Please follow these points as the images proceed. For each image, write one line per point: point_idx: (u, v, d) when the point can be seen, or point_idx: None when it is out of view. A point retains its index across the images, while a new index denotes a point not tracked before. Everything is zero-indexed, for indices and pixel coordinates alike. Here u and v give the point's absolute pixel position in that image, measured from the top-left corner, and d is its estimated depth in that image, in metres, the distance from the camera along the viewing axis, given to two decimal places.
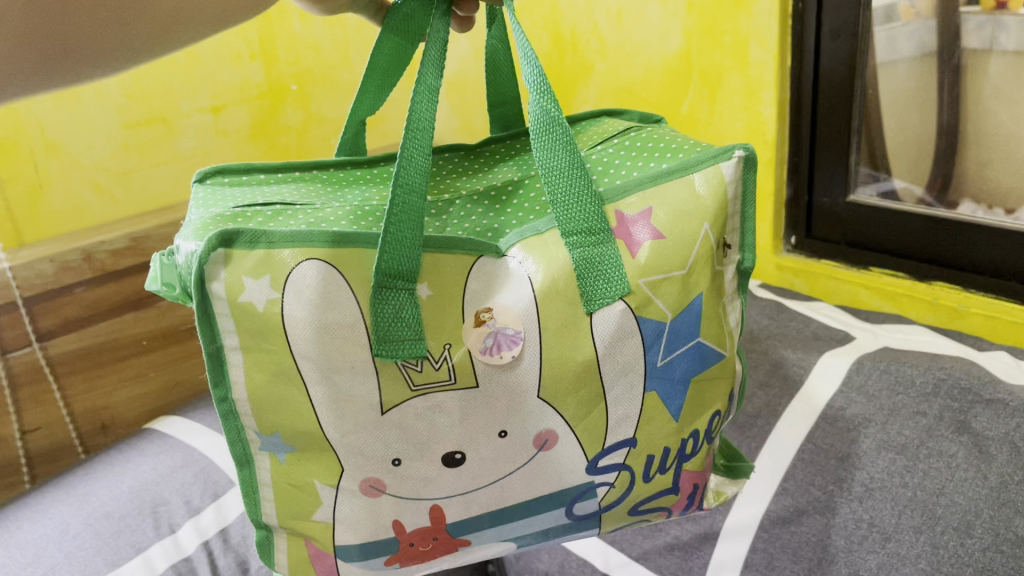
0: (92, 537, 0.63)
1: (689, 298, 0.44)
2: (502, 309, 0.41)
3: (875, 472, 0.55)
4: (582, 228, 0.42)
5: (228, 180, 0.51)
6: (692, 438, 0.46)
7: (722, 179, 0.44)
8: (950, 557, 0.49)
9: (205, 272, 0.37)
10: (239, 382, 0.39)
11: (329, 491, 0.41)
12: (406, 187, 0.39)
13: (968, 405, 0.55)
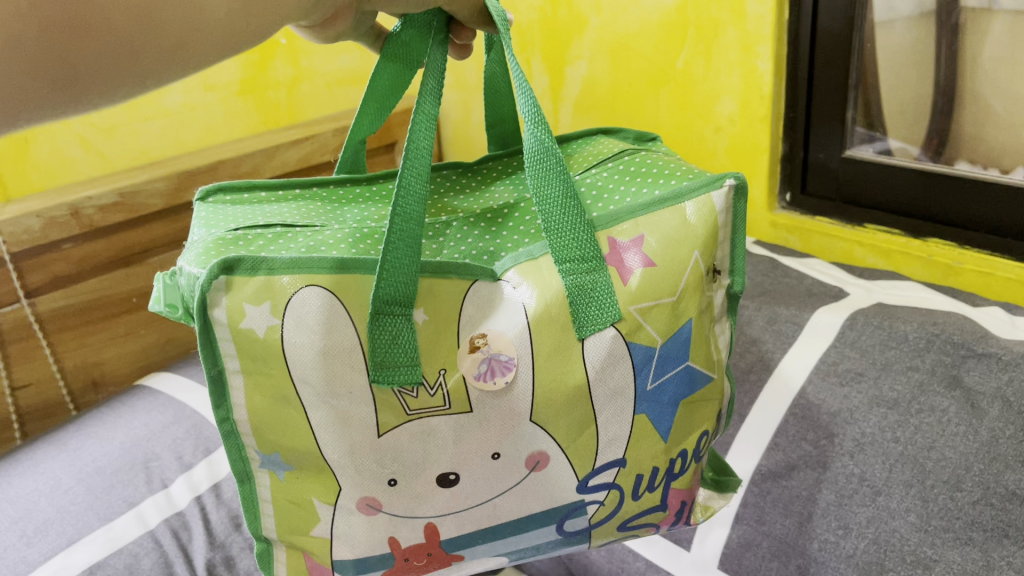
0: (85, 492, 0.64)
1: (679, 323, 0.44)
2: (495, 335, 0.41)
3: (866, 427, 0.55)
4: (575, 256, 0.41)
5: (230, 201, 0.50)
6: (681, 457, 0.47)
7: (713, 209, 0.44)
8: (939, 511, 0.50)
9: (207, 299, 0.38)
10: (240, 404, 0.39)
11: (327, 509, 0.42)
12: (403, 216, 0.39)
13: (960, 360, 0.54)
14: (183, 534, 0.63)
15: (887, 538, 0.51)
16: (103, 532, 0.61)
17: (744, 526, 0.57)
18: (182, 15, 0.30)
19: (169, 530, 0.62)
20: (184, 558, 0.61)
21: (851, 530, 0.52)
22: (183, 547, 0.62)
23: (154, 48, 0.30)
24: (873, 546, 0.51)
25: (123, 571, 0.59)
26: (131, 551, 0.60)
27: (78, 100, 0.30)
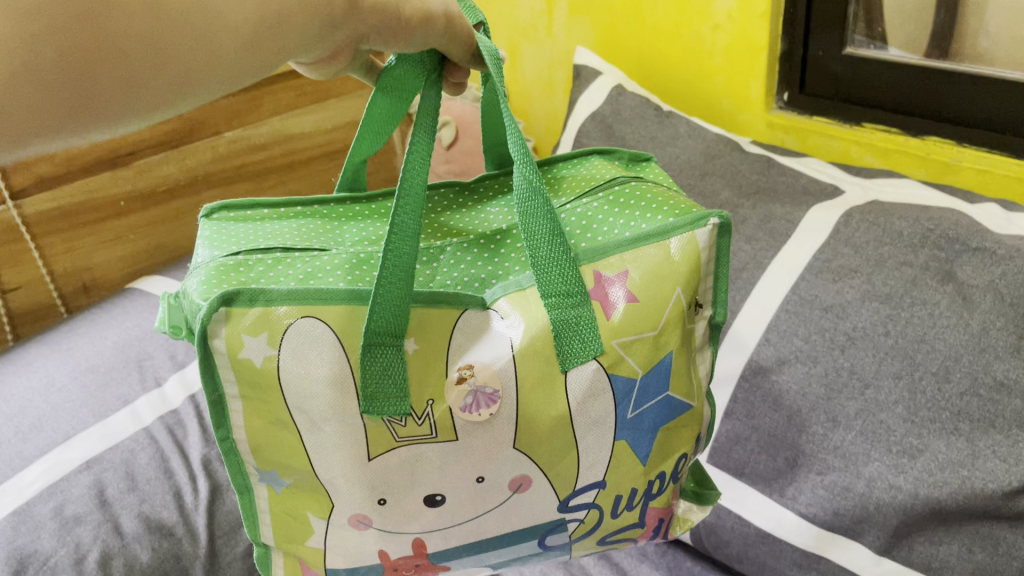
0: (79, 390, 0.65)
1: (660, 355, 0.45)
2: (482, 366, 0.42)
3: (858, 321, 0.55)
4: (560, 291, 0.42)
5: (233, 217, 0.50)
6: (659, 480, 0.49)
7: (696, 246, 0.46)
8: (926, 402, 0.51)
9: (208, 329, 0.40)
10: (239, 426, 0.42)
11: (321, 523, 0.44)
12: (395, 254, 0.39)
13: (954, 255, 0.54)
14: (178, 431, 0.64)
15: (875, 430, 0.52)
16: (97, 428, 0.62)
17: (735, 420, 0.60)
18: (194, 37, 0.30)
19: (164, 427, 0.64)
20: (180, 454, 0.62)
21: (839, 422, 0.54)
22: (179, 443, 0.63)
23: (164, 77, 0.30)
24: (860, 438, 0.53)
25: (121, 466, 0.60)
26: (127, 447, 0.62)
27: (108, 109, 0.29)
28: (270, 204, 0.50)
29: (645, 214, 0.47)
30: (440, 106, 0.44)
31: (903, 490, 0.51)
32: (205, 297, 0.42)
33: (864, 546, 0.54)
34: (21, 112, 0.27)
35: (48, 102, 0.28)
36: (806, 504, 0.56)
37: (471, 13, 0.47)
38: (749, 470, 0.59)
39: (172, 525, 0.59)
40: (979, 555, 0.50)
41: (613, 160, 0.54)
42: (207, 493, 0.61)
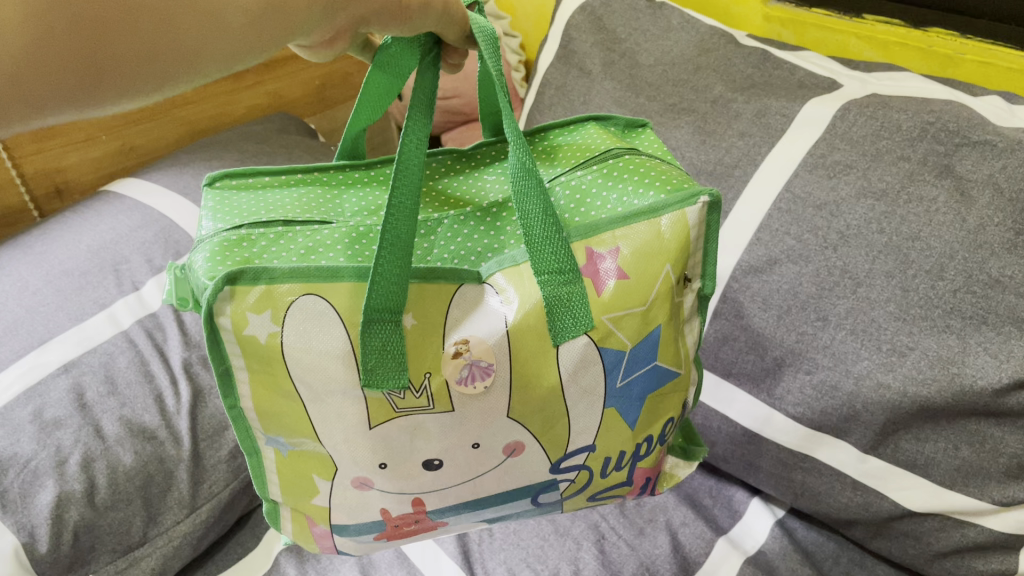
0: (53, 293, 0.63)
1: (648, 329, 0.44)
2: (476, 340, 0.41)
3: (852, 219, 0.53)
4: (552, 268, 0.41)
5: (237, 186, 0.47)
6: (648, 442, 0.48)
7: (686, 223, 0.44)
8: (919, 300, 0.50)
9: (213, 308, 0.38)
10: (246, 397, 0.41)
11: (326, 484, 0.44)
12: (393, 234, 0.38)
13: (954, 149, 0.51)
14: (157, 335, 0.64)
15: (865, 329, 0.52)
16: (75, 332, 0.61)
17: (723, 321, 0.59)
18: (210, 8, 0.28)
19: (143, 330, 0.63)
20: (160, 358, 0.62)
21: (829, 321, 0.53)
22: (158, 347, 0.63)
23: (177, 49, 0.28)
24: (850, 337, 0.52)
25: (100, 370, 0.60)
26: (106, 350, 0.61)
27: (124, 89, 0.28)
28: (272, 172, 0.48)
29: (638, 189, 0.45)
30: (438, 88, 0.42)
31: (891, 388, 0.50)
32: (212, 274, 0.40)
33: (850, 444, 0.55)
34: (26, 82, 0.25)
35: (54, 72, 0.26)
36: (793, 403, 0.56)
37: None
38: (736, 371, 0.59)
39: (154, 429, 0.59)
40: (964, 452, 0.50)
41: (608, 126, 0.53)
42: (189, 396, 0.61)
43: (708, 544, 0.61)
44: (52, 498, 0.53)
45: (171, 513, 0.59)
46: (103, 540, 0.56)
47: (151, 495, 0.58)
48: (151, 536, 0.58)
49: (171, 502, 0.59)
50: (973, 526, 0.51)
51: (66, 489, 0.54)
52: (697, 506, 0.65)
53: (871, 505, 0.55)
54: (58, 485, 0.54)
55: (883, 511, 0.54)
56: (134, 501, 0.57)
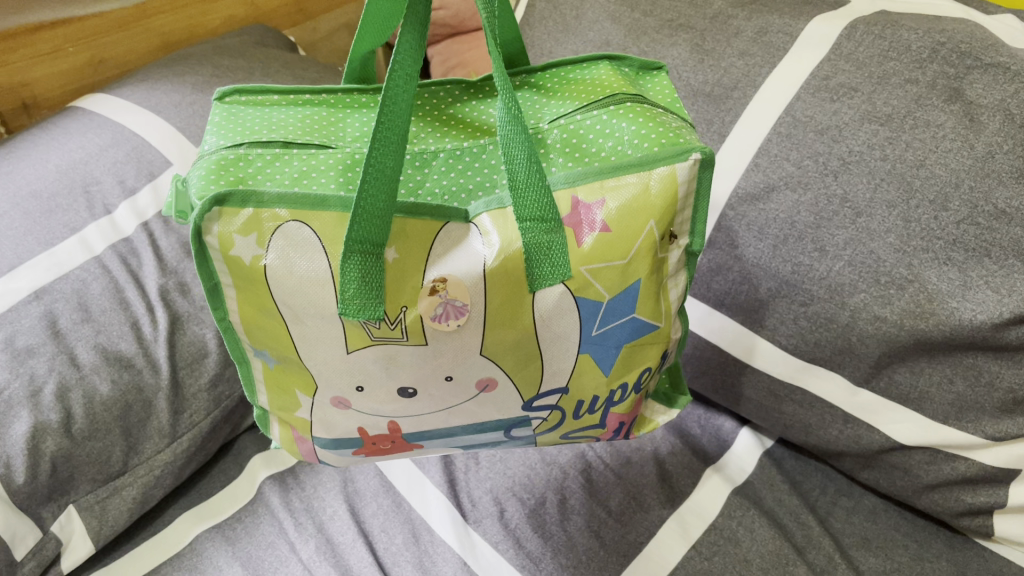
0: (21, 217, 0.60)
1: (627, 283, 0.42)
2: (452, 279, 0.40)
3: (855, 145, 0.51)
4: (536, 215, 0.39)
5: (248, 101, 0.46)
6: (623, 389, 0.47)
7: (675, 181, 0.41)
8: (920, 231, 0.48)
9: (201, 225, 0.39)
10: (235, 312, 0.42)
11: (308, 399, 0.46)
12: (376, 170, 0.37)
13: (965, 71, 0.49)
14: (131, 260, 0.62)
15: (864, 260, 0.50)
16: (45, 257, 0.58)
17: (717, 249, 0.57)
18: None
19: (117, 256, 0.61)
20: (135, 285, 0.60)
21: (827, 252, 0.51)
22: (133, 272, 0.61)
23: None
24: (848, 269, 0.51)
25: (72, 297, 0.58)
26: (78, 277, 0.59)
27: None
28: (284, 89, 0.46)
29: (635, 140, 0.42)
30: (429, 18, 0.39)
31: (887, 321, 0.50)
32: (202, 192, 0.40)
33: (842, 377, 0.54)
34: None
35: None
36: (785, 335, 0.55)
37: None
38: (728, 301, 0.58)
39: (131, 356, 0.57)
40: (959, 386, 0.49)
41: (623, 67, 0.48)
42: (167, 322, 0.59)
43: (694, 472, 0.61)
44: (28, 429, 0.52)
45: (151, 442, 0.58)
46: (82, 470, 0.55)
47: (130, 425, 0.57)
48: (131, 465, 0.57)
49: (151, 432, 0.58)
50: (962, 459, 0.51)
51: (41, 419, 0.53)
52: (685, 434, 0.64)
53: (861, 438, 0.54)
54: (33, 415, 0.52)
55: (873, 443, 0.54)
56: (113, 431, 0.56)
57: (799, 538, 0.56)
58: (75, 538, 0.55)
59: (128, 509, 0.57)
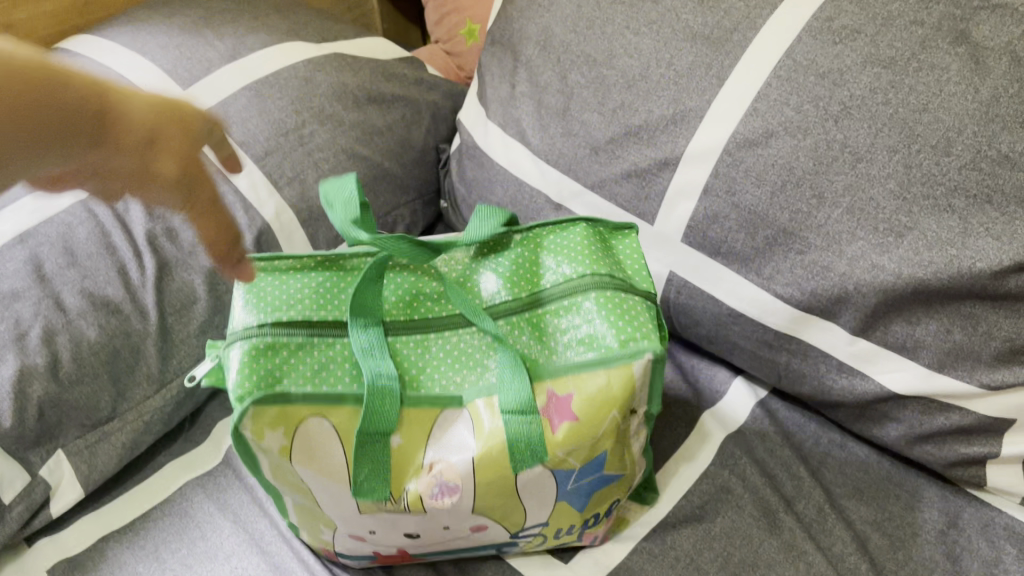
0: None
1: (595, 454, 0.47)
2: (446, 464, 0.46)
3: (857, 89, 0.49)
4: (516, 406, 0.45)
5: (265, 269, 0.50)
6: (595, 517, 0.51)
7: (632, 376, 0.46)
8: (921, 178, 0.47)
9: (238, 426, 0.46)
10: (263, 458, 0.48)
11: (329, 531, 0.51)
12: (379, 394, 0.46)
13: (971, 14, 0.48)
14: (118, 204, 0.60)
15: (862, 208, 0.49)
16: (31, 201, 0.59)
17: (713, 198, 0.55)
18: None
19: None
20: (122, 228, 0.59)
21: (825, 200, 0.50)
22: (119, 217, 0.59)
23: None
24: (846, 216, 0.50)
25: (57, 241, 0.57)
26: (63, 221, 0.58)
27: None
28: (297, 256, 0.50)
29: (602, 335, 0.47)
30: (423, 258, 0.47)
31: (885, 270, 0.48)
32: (235, 376, 0.46)
33: (839, 326, 0.53)
34: None
35: None
36: (782, 284, 0.54)
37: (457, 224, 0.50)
38: (724, 250, 0.56)
39: (118, 302, 0.56)
40: (956, 336, 0.49)
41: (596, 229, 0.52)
42: (155, 269, 0.58)
43: (687, 424, 0.61)
44: (13, 372, 0.51)
45: (140, 387, 0.57)
46: (71, 415, 0.54)
47: (118, 371, 0.56)
48: (119, 411, 0.56)
49: (140, 377, 0.57)
50: (957, 409, 0.51)
51: (27, 363, 0.52)
52: (679, 384, 0.64)
53: (856, 388, 0.54)
54: (18, 358, 0.52)
55: (867, 393, 0.53)
56: (100, 376, 0.55)
57: (789, 488, 0.56)
58: (64, 482, 0.55)
59: (117, 454, 0.57)
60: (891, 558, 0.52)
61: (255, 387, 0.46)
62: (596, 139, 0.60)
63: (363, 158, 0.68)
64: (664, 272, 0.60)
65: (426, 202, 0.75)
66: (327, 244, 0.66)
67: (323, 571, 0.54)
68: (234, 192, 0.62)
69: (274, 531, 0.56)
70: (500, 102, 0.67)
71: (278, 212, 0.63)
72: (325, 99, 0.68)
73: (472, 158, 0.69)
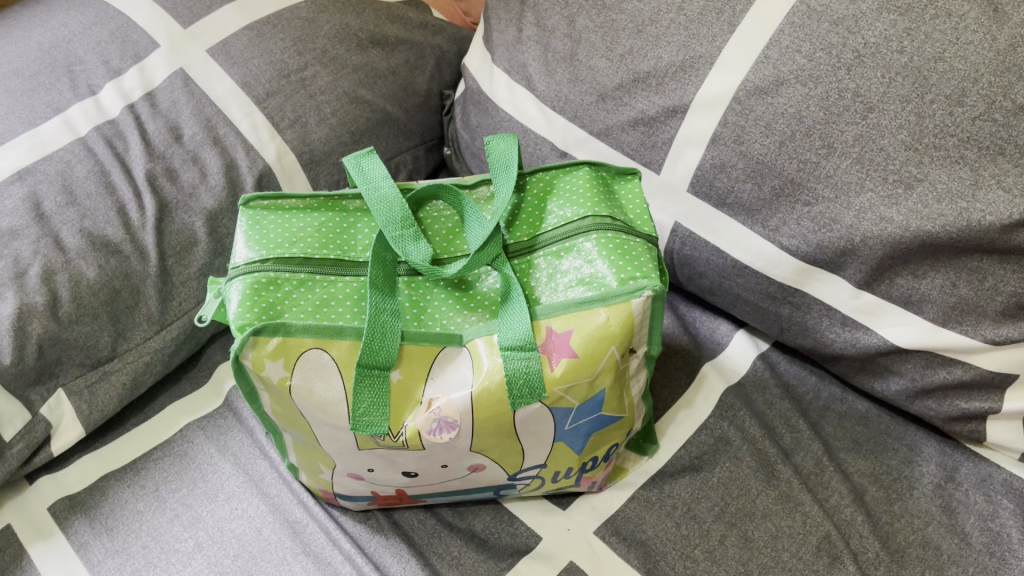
0: (3, 94, 0.60)
1: (594, 392, 0.47)
2: (446, 400, 0.45)
3: (871, 37, 0.48)
4: (517, 342, 0.45)
5: (268, 207, 0.50)
6: (593, 460, 0.51)
7: (631, 313, 0.46)
8: (933, 128, 0.46)
9: (238, 354, 0.45)
10: (262, 391, 0.47)
11: (328, 470, 0.50)
12: (380, 329, 0.45)
13: None
14: (117, 143, 0.59)
15: (872, 158, 0.48)
16: (28, 138, 0.58)
17: (721, 147, 0.54)
18: None
19: (101, 138, 0.59)
20: (121, 168, 0.58)
21: (835, 150, 0.49)
22: (119, 156, 0.59)
23: None
24: (855, 167, 0.49)
25: (56, 178, 0.56)
26: (62, 159, 0.57)
27: None
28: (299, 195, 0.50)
29: (603, 275, 0.47)
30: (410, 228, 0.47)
31: (893, 223, 0.48)
32: (238, 308, 0.46)
33: (844, 279, 0.52)
34: None
35: None
36: (789, 236, 0.53)
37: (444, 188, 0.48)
38: (731, 201, 0.55)
39: (118, 243, 0.56)
40: (962, 290, 0.48)
41: (600, 173, 0.52)
42: (154, 210, 0.57)
43: (688, 375, 0.61)
44: (13, 310, 0.51)
45: (140, 329, 0.57)
46: (69, 354, 0.54)
47: (118, 312, 0.56)
48: (120, 351, 0.56)
49: (140, 318, 0.57)
50: (959, 363, 0.51)
51: (27, 301, 0.52)
52: (681, 335, 0.64)
53: (859, 341, 0.54)
54: (18, 296, 0.52)
55: (870, 347, 0.53)
56: (100, 316, 0.55)
57: (788, 440, 0.56)
58: (65, 421, 0.55)
59: (117, 394, 0.57)
60: (887, 510, 0.53)
61: (258, 318, 0.45)
62: (604, 85, 0.58)
63: (366, 102, 0.67)
64: (668, 223, 0.59)
65: (428, 148, 0.74)
66: (328, 188, 0.65)
67: (322, 513, 0.54)
68: (234, 133, 0.61)
69: (274, 473, 0.56)
70: (505, 47, 0.66)
71: (280, 154, 0.62)
72: (328, 40, 0.67)
73: (476, 104, 0.68)
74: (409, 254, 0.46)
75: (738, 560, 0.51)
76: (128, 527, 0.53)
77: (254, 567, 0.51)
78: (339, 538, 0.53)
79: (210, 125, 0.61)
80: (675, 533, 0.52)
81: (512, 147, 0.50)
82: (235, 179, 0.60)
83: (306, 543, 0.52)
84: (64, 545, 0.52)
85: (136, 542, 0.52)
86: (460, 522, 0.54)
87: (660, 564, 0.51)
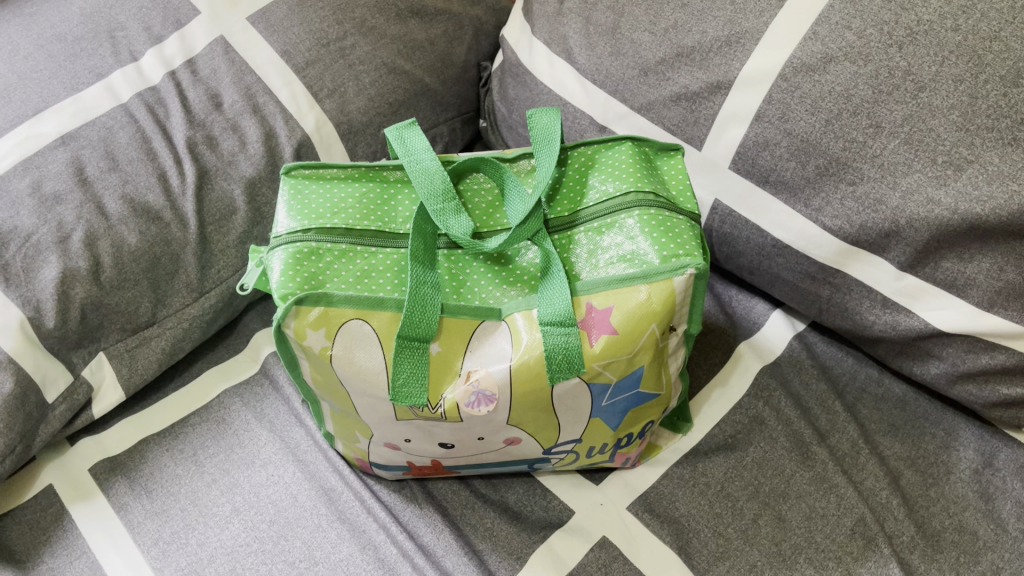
0: (46, 60, 0.60)
1: (632, 369, 0.47)
2: (485, 373, 0.46)
3: (924, 14, 0.47)
4: (557, 317, 0.45)
5: (310, 176, 0.50)
6: (628, 436, 0.51)
7: (672, 291, 0.46)
8: (987, 109, 0.45)
9: (281, 322, 0.46)
10: (303, 360, 0.47)
11: (365, 439, 0.51)
12: (420, 302, 0.45)
13: None
14: (158, 110, 0.59)
15: (922, 138, 0.47)
16: (71, 103, 0.58)
17: (765, 124, 0.53)
18: None
19: (142, 104, 0.59)
20: (163, 135, 0.58)
21: (883, 129, 0.48)
22: (160, 122, 0.59)
23: None
24: (903, 147, 0.48)
25: (99, 143, 0.57)
26: (104, 124, 0.58)
27: None
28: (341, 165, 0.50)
29: (645, 252, 0.47)
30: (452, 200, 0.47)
31: (941, 205, 0.47)
32: (281, 278, 0.46)
33: (887, 261, 0.52)
34: None
35: None
36: (831, 216, 0.52)
37: (487, 163, 0.48)
38: (773, 179, 0.54)
39: (159, 209, 0.56)
40: (1010, 275, 0.48)
41: (643, 147, 0.51)
42: (194, 177, 0.57)
43: (724, 355, 0.60)
44: (57, 274, 0.52)
45: (179, 296, 0.57)
46: (111, 318, 0.55)
47: (158, 278, 0.56)
48: (159, 317, 0.57)
49: (180, 285, 0.57)
50: (1003, 349, 0.50)
51: (70, 266, 0.52)
52: (717, 314, 0.63)
53: (899, 324, 0.53)
54: (61, 261, 0.52)
55: (911, 330, 0.53)
56: (141, 282, 0.55)
57: (823, 422, 0.56)
58: (106, 385, 0.56)
59: (157, 359, 0.57)
60: (923, 495, 0.52)
61: (300, 288, 0.46)
62: (646, 59, 0.58)
63: (405, 73, 0.67)
64: (709, 200, 0.59)
65: (464, 120, 0.74)
66: (365, 159, 0.65)
67: (358, 482, 0.55)
68: (274, 102, 0.61)
69: (310, 440, 0.57)
70: (546, 18, 0.65)
71: (318, 124, 0.62)
72: (367, 9, 0.66)
73: (514, 76, 0.67)
74: (451, 227, 0.46)
75: (772, 539, 0.51)
76: (167, 490, 0.54)
77: (290, 533, 0.52)
78: (373, 507, 0.53)
79: (249, 93, 0.61)
80: (708, 511, 0.52)
81: (556, 121, 0.49)
82: (274, 148, 0.60)
83: (341, 510, 0.53)
84: (105, 506, 0.53)
85: (175, 504, 0.53)
86: (494, 494, 0.55)
87: (692, 542, 0.51)
